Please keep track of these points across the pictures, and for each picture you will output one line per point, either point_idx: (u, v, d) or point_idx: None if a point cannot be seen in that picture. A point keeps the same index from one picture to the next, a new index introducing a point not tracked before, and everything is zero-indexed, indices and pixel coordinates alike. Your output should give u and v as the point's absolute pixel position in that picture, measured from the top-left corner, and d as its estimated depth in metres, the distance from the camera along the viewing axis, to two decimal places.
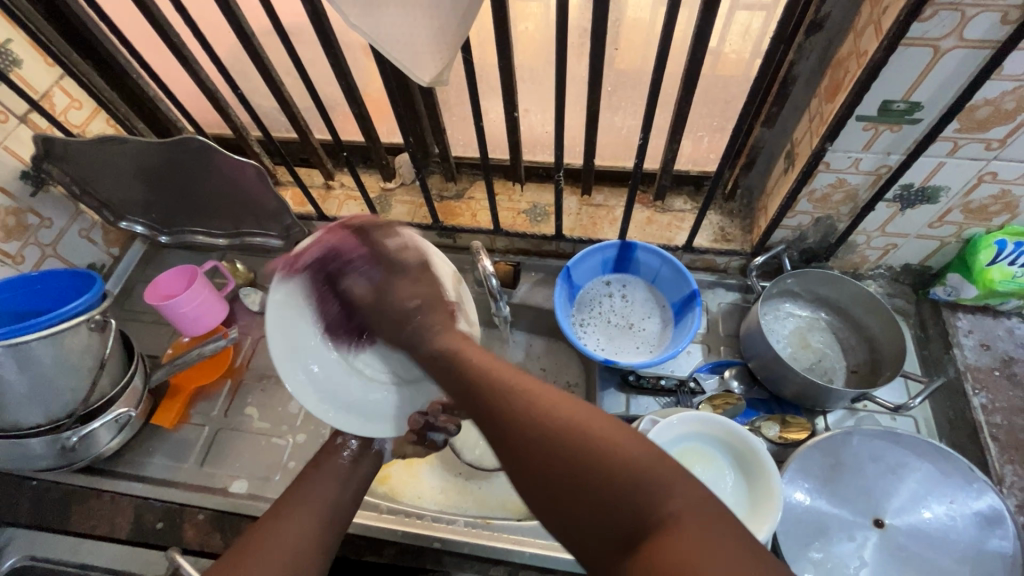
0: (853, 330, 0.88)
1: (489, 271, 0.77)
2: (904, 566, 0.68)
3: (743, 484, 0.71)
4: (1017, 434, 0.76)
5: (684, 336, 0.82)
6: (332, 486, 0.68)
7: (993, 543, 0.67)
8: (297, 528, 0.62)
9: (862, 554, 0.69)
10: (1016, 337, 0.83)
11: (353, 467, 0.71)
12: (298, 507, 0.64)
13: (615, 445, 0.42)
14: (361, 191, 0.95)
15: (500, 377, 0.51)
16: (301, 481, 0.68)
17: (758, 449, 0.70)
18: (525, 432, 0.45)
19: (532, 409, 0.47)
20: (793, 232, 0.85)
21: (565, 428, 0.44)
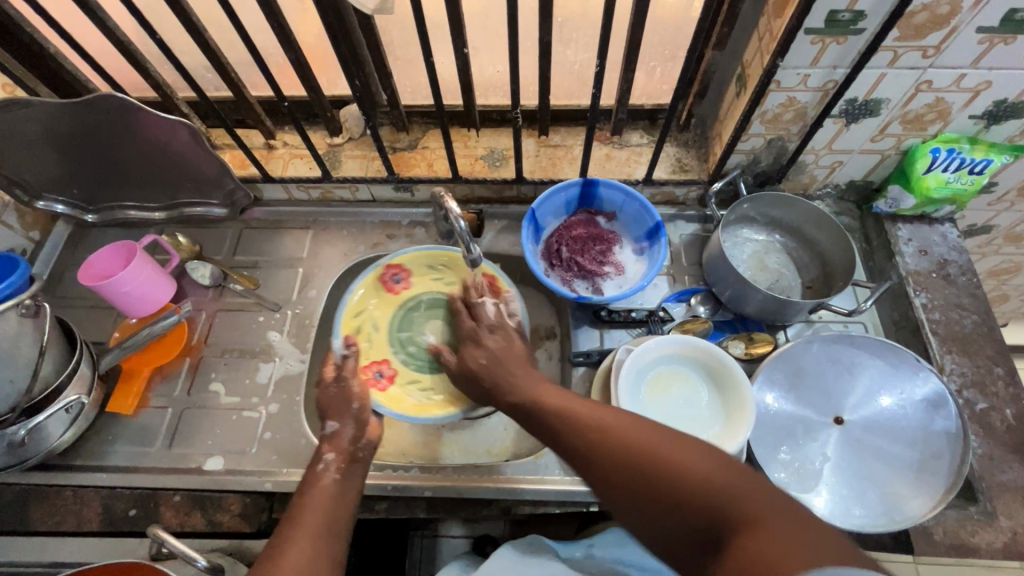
0: (805, 249, 0.93)
1: (454, 213, 0.78)
2: (863, 455, 0.74)
3: (716, 398, 0.74)
4: (954, 327, 0.82)
5: (652, 266, 0.85)
6: (328, 505, 0.63)
7: (939, 423, 0.73)
8: (305, 549, 0.57)
9: (826, 451, 0.75)
10: (950, 241, 0.89)
11: (344, 481, 0.66)
12: (295, 535, 0.58)
13: (690, 468, 0.48)
14: (308, 147, 0.90)
15: (592, 425, 0.57)
16: (294, 508, 0.62)
17: (730, 363, 0.74)
18: (602, 455, 0.54)
19: (615, 430, 0.55)
20: (747, 156, 0.87)
21: (669, 445, 0.51)
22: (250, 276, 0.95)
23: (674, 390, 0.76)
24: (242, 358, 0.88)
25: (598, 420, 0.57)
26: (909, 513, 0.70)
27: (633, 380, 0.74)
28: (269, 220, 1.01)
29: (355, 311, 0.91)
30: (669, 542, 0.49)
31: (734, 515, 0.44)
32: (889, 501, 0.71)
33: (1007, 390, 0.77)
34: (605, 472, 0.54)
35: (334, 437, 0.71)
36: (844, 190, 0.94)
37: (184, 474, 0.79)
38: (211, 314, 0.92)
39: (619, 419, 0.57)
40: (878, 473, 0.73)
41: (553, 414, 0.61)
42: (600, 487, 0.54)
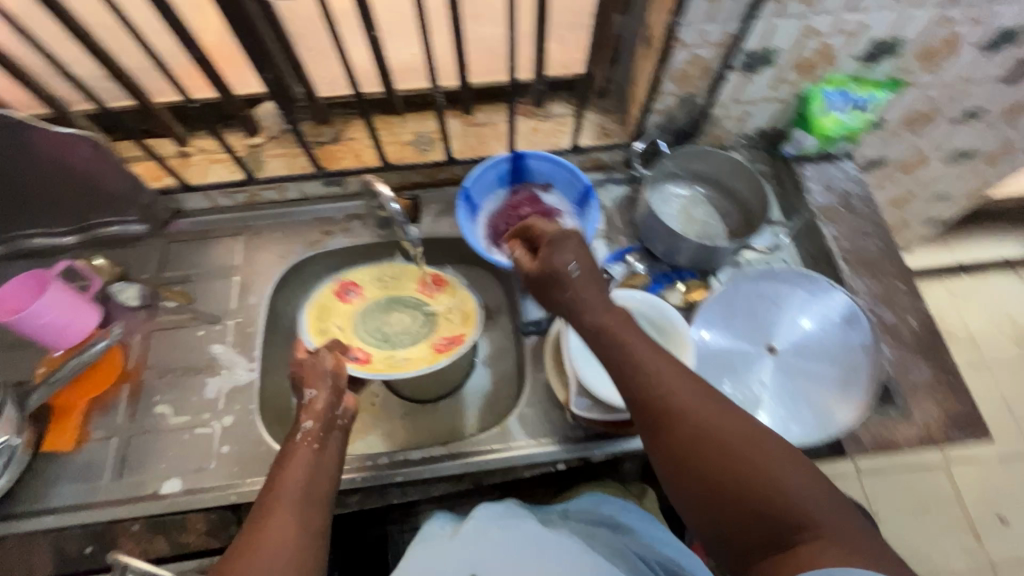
0: (727, 197, 0.99)
1: (387, 197, 0.80)
2: (796, 378, 0.81)
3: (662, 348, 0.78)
4: (861, 252, 0.91)
5: (587, 229, 0.88)
6: (306, 477, 0.60)
7: (855, 338, 0.81)
8: (283, 528, 0.54)
9: (762, 378, 0.81)
10: (849, 176, 0.98)
11: (322, 451, 0.63)
12: (272, 514, 0.55)
13: (767, 471, 0.52)
14: (227, 149, 0.86)
15: (678, 399, 0.56)
16: (271, 481, 0.59)
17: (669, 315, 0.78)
18: (681, 431, 0.55)
19: (695, 411, 0.56)
20: (663, 115, 0.91)
21: (741, 440, 0.53)
22: (183, 290, 0.91)
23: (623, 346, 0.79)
24: (186, 376, 0.85)
25: (683, 396, 0.57)
26: (839, 421, 0.77)
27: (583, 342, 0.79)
28: (195, 231, 0.96)
29: (318, 320, 0.89)
30: (710, 530, 0.54)
31: (791, 518, 0.50)
32: (822, 414, 0.78)
33: (909, 301, 0.86)
34: (683, 446, 0.55)
35: (312, 405, 0.67)
36: (754, 139, 1.00)
37: (140, 501, 0.76)
38: (145, 336, 0.88)
39: (698, 394, 0.57)
40: (810, 392, 0.80)
41: (630, 367, 0.59)
42: (664, 463, 0.56)
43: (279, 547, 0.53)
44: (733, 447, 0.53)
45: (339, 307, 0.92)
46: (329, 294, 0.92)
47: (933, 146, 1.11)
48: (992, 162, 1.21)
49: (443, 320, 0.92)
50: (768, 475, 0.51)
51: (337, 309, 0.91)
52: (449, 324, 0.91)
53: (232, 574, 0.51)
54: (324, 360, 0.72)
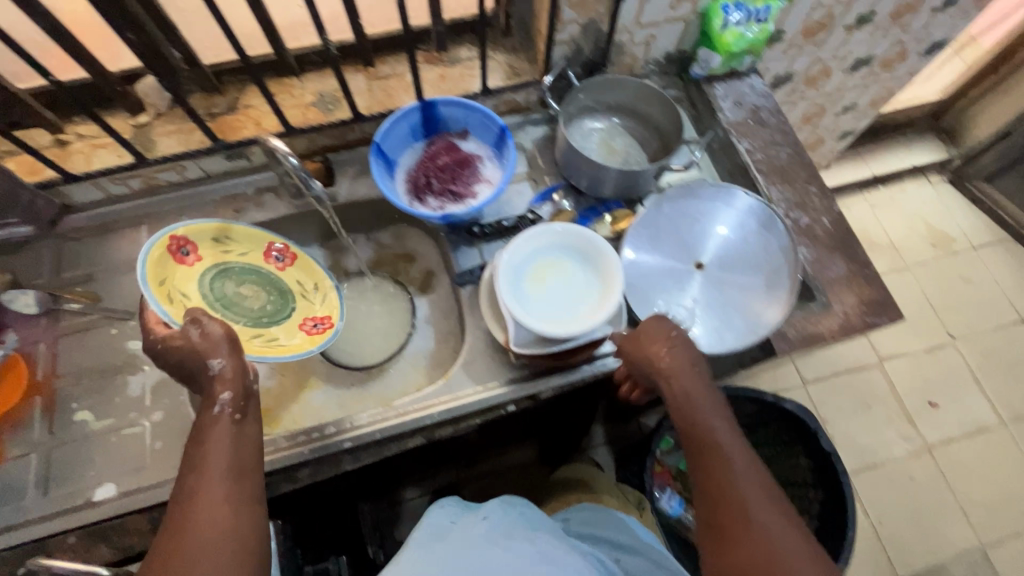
0: (644, 125, 0.99)
1: (281, 150, 0.72)
2: (724, 289, 0.84)
3: (583, 269, 0.81)
4: (774, 162, 0.94)
5: (507, 170, 0.86)
6: (229, 446, 0.60)
7: (774, 243, 0.84)
8: (214, 506, 0.55)
9: (694, 294, 0.84)
10: (757, 90, 1.00)
11: (243, 423, 0.62)
12: (201, 492, 0.56)
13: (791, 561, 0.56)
14: (106, 129, 0.79)
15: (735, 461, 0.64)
16: (194, 458, 0.59)
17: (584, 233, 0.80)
18: (743, 541, 0.58)
19: (752, 490, 0.62)
20: (569, 46, 0.90)
21: (783, 532, 0.58)
22: (88, 290, 0.85)
23: (549, 277, 0.80)
24: (104, 378, 0.79)
25: (755, 522, 0.59)
26: (767, 321, 0.80)
27: (511, 281, 0.78)
28: (92, 226, 0.89)
29: (157, 278, 0.72)
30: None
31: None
32: (751, 318, 0.81)
33: (822, 203, 0.90)
34: (740, 554, 0.58)
35: (222, 375, 0.63)
36: (664, 64, 1.01)
37: (71, 512, 0.71)
38: (51, 343, 0.81)
39: (775, 534, 0.58)
40: (739, 299, 0.83)
41: (717, 471, 0.63)
42: (721, 543, 0.60)
43: (212, 532, 0.54)
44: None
45: (177, 271, 0.76)
46: (161, 255, 0.74)
47: (833, 55, 1.15)
48: (889, 67, 1.27)
49: (300, 299, 0.87)
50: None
51: (173, 273, 0.75)
52: (310, 304, 0.87)
53: (168, 557, 0.52)
54: (214, 328, 0.65)
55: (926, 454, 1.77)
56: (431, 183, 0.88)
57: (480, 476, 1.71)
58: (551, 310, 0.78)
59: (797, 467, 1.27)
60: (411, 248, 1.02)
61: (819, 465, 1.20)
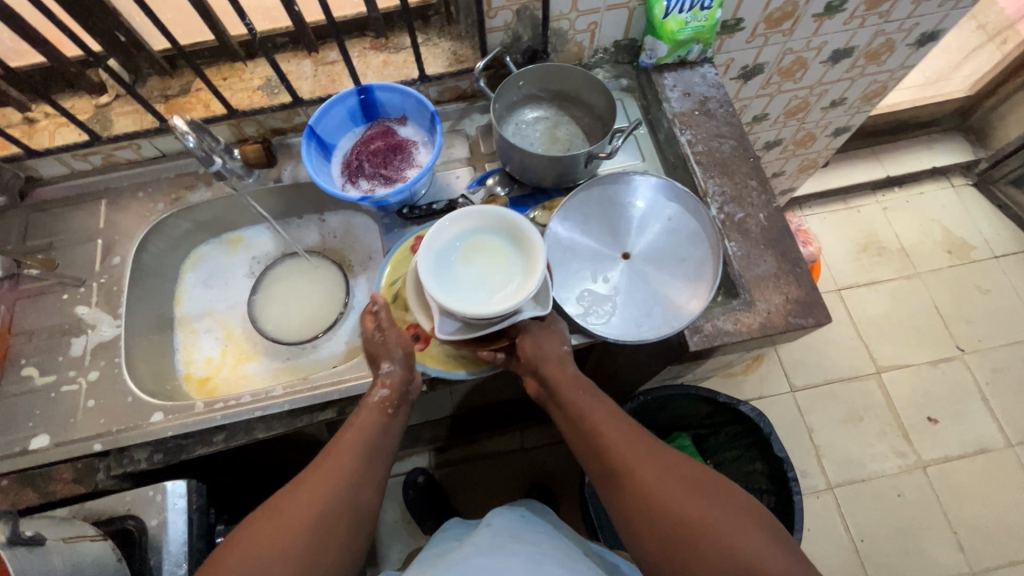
0: (588, 115, 0.98)
1: (182, 130, 0.73)
2: (648, 281, 0.82)
3: (519, 259, 0.75)
4: (716, 155, 0.91)
5: (436, 156, 0.87)
6: (369, 423, 0.75)
7: (701, 235, 0.83)
8: (339, 472, 0.70)
9: (619, 282, 0.83)
10: (708, 80, 0.97)
11: (392, 417, 0.77)
12: (334, 453, 0.72)
13: (694, 496, 0.64)
14: (59, 108, 0.84)
15: (618, 432, 0.72)
16: (337, 438, 0.74)
17: (523, 223, 0.75)
18: (633, 476, 0.67)
19: (643, 453, 0.69)
20: (506, 33, 0.90)
21: (680, 478, 0.66)
22: (47, 257, 0.91)
23: (480, 258, 0.76)
24: (52, 338, 0.86)
25: (630, 455, 0.69)
26: (686, 314, 0.78)
27: (434, 255, 0.75)
28: (59, 198, 0.96)
29: (392, 277, 0.86)
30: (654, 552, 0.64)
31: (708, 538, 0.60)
32: (676, 307, 0.79)
33: (760, 198, 0.87)
34: (633, 487, 0.67)
35: (388, 375, 0.78)
36: (613, 52, 0.99)
37: (8, 457, 0.78)
38: (10, 304, 0.88)
39: (645, 458, 0.69)
40: (663, 290, 0.81)
41: (608, 441, 0.71)
42: (620, 490, 0.68)
43: (324, 503, 0.67)
44: (670, 495, 0.64)
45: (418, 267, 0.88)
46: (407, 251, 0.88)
47: (806, 45, 1.10)
48: (876, 58, 1.20)
49: None
50: (693, 512, 0.62)
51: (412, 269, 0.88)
52: None
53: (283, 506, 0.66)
54: (393, 337, 0.79)
55: (919, 472, 1.68)
56: (365, 168, 0.90)
57: (452, 460, 1.74)
58: (470, 291, 0.73)
59: (753, 473, 1.24)
60: (356, 230, 1.05)
61: (772, 472, 1.17)
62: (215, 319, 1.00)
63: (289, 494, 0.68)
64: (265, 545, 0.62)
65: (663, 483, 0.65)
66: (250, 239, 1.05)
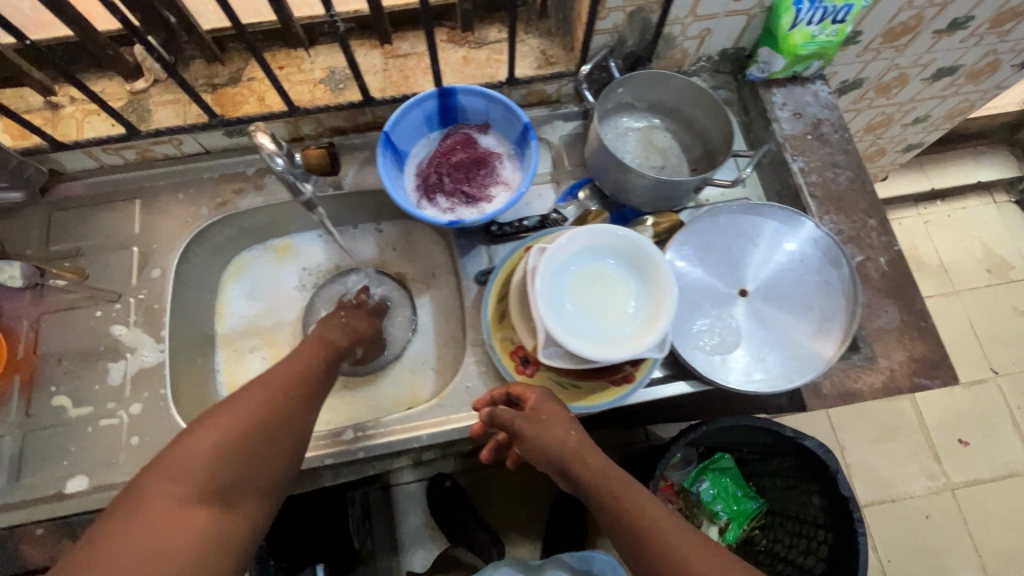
0: (685, 129, 0.89)
1: (269, 151, 0.65)
2: (769, 322, 0.75)
3: (645, 299, 0.66)
4: (830, 187, 0.82)
5: (529, 174, 0.77)
6: (311, 365, 0.66)
7: (833, 278, 0.74)
8: (295, 374, 0.63)
9: (739, 325, 0.75)
10: (821, 100, 0.87)
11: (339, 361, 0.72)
12: (291, 362, 0.65)
13: None
14: (94, 97, 0.72)
15: (627, 488, 0.58)
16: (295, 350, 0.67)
17: (660, 261, 0.66)
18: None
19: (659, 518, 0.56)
20: (611, 36, 0.79)
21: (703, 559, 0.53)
22: (75, 266, 0.80)
23: (599, 286, 0.68)
24: (85, 362, 0.76)
25: (707, 568, 0.52)
26: (820, 363, 0.71)
27: (554, 269, 0.67)
28: (86, 196, 0.84)
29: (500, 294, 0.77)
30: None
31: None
32: (805, 357, 0.72)
33: (880, 239, 0.79)
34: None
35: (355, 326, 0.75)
36: (717, 61, 0.89)
37: (41, 503, 0.68)
38: (35, 320, 0.78)
39: (727, 573, 0.52)
40: (790, 334, 0.74)
41: (621, 496, 0.57)
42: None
43: (280, 400, 0.60)
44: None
45: None
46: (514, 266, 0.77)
47: (913, 62, 1.01)
48: (975, 78, 1.11)
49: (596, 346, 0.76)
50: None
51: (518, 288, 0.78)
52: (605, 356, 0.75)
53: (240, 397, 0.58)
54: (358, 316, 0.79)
55: (948, 493, 1.67)
56: (445, 180, 0.80)
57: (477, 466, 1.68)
58: (582, 321, 0.66)
59: (808, 505, 1.20)
60: (417, 243, 0.95)
61: (833, 508, 1.13)
62: (260, 336, 0.90)
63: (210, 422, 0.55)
64: (184, 474, 0.52)
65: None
66: (299, 249, 0.94)
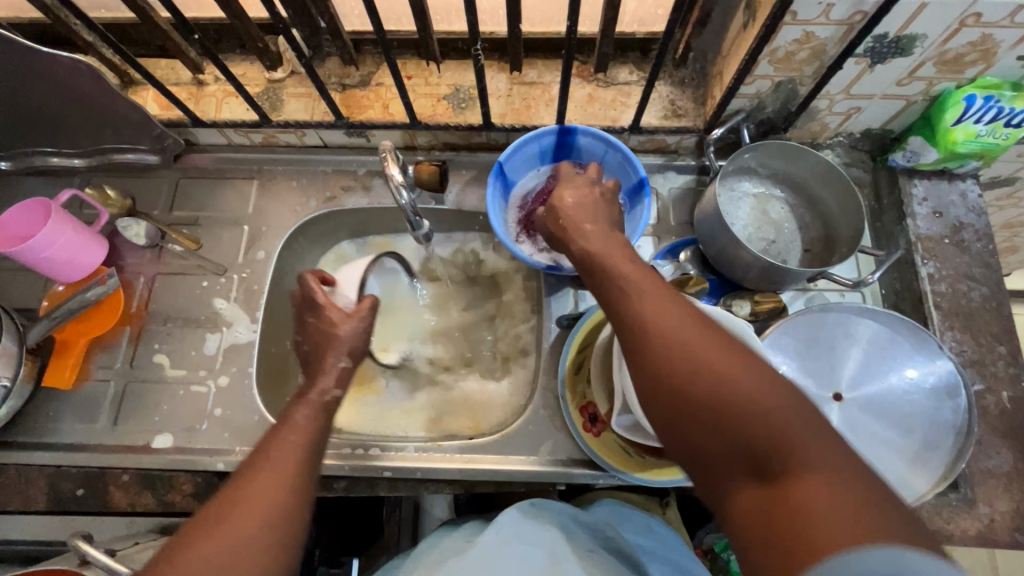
0: (807, 207, 0.82)
1: (399, 184, 0.64)
2: (862, 436, 0.69)
3: None
4: (960, 300, 0.75)
5: (635, 229, 0.75)
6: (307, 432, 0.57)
7: (946, 413, 0.68)
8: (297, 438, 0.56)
9: None
10: (969, 201, 0.79)
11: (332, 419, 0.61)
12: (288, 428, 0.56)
13: (751, 400, 0.43)
14: (237, 85, 0.76)
15: (643, 287, 0.51)
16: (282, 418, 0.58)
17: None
18: (660, 344, 0.47)
19: (683, 324, 0.47)
20: (751, 101, 0.75)
21: (735, 366, 0.44)
22: (191, 234, 0.85)
23: None
24: (187, 327, 0.81)
25: (703, 357, 0.45)
26: (908, 495, 0.66)
27: None
28: (211, 168, 0.89)
29: (582, 344, 0.76)
30: (678, 442, 0.47)
31: (773, 455, 0.41)
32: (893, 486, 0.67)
33: (1006, 371, 0.72)
34: (718, 409, 0.44)
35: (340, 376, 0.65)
36: (858, 139, 0.82)
37: (131, 452, 0.75)
38: (150, 278, 0.84)
39: (716, 347, 0.46)
40: (881, 454, 0.68)
41: (637, 298, 0.50)
42: (632, 345, 0.49)
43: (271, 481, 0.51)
44: (725, 374, 0.44)
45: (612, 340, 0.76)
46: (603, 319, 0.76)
47: None
48: None
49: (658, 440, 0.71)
50: (756, 406, 0.43)
51: None
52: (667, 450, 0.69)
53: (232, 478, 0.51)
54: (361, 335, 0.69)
55: None
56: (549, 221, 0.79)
57: None
58: None
59: None
60: None
61: None
62: None
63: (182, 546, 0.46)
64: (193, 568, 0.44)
65: (719, 362, 0.45)
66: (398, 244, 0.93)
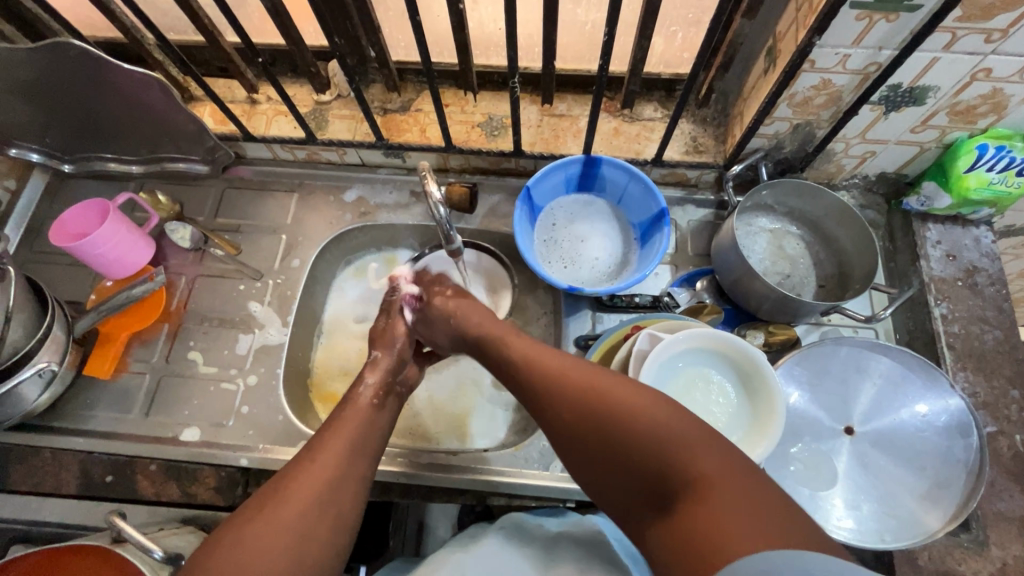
0: (822, 243, 0.85)
1: (437, 200, 0.66)
2: (871, 470, 0.70)
3: (746, 412, 0.68)
4: (973, 341, 0.77)
5: (653, 257, 0.78)
6: (363, 423, 0.62)
7: (958, 453, 0.69)
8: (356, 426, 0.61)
9: (839, 464, 0.71)
10: (983, 246, 0.81)
11: (381, 409, 0.65)
12: (343, 422, 0.62)
13: (641, 423, 0.49)
14: (289, 104, 0.82)
15: (544, 359, 0.59)
16: (334, 416, 0.63)
17: (775, 384, 0.66)
18: (554, 402, 0.55)
19: (576, 383, 0.55)
20: (769, 141, 0.79)
21: (628, 403, 0.51)
22: (232, 240, 0.91)
23: (700, 388, 0.69)
24: (221, 328, 0.86)
25: (607, 402, 0.52)
26: (918, 532, 0.66)
27: (665, 359, 0.68)
28: (254, 180, 0.95)
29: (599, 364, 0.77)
30: (612, 490, 0.52)
31: (678, 478, 0.46)
32: (903, 522, 0.67)
33: (1020, 415, 0.73)
34: (621, 442, 0.50)
35: (374, 367, 0.70)
36: (872, 181, 0.85)
37: (159, 443, 0.78)
38: (192, 279, 0.89)
39: (621, 384, 0.53)
40: (891, 489, 0.69)
41: (547, 366, 0.58)
42: (546, 413, 0.56)
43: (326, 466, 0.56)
44: (624, 406, 0.51)
45: None
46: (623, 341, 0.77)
47: None
48: None
49: None
50: (650, 431, 0.49)
51: None
52: None
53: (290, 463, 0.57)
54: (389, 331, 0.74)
55: None
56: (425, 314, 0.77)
57: None
58: None
59: None
60: None
61: None
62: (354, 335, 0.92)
63: (231, 531, 0.50)
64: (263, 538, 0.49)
65: (617, 397, 0.52)
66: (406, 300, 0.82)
